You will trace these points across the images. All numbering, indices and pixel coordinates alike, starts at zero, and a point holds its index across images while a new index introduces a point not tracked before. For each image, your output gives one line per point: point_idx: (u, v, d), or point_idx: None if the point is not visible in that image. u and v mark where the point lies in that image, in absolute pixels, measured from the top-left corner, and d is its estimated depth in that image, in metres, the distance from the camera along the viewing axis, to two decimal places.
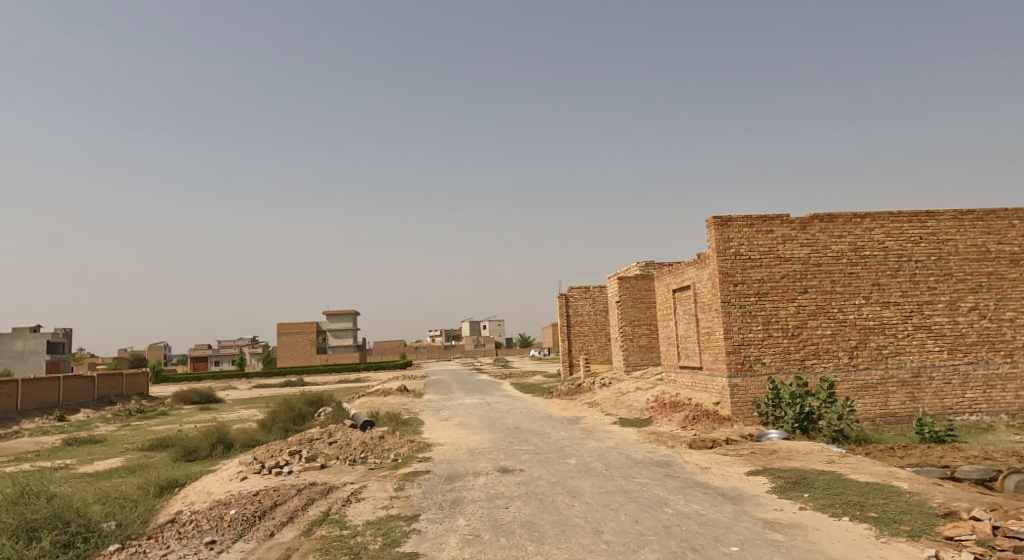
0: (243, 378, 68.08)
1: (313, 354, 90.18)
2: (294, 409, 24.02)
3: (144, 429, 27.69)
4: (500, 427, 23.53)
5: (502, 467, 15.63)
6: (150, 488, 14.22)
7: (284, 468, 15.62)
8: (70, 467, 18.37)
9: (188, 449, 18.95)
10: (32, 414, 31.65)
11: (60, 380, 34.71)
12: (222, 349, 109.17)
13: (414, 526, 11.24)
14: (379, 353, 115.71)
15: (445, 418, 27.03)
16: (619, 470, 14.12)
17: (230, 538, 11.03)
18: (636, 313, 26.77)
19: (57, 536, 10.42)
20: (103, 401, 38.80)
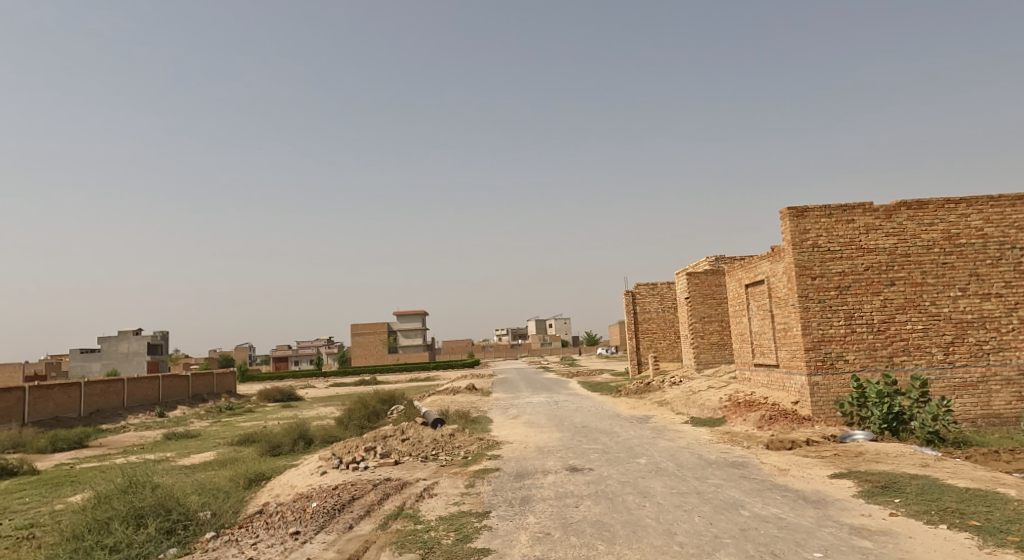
0: (321, 377, 70.33)
1: (385, 354, 92.20)
2: (368, 407, 24.56)
3: (233, 425, 29.01)
4: (568, 426, 23.35)
5: (571, 466, 15.44)
6: (240, 480, 14.81)
7: (360, 464, 15.93)
8: (168, 460, 19.39)
9: (272, 444, 19.66)
10: (135, 410, 33.76)
11: (159, 378, 36.87)
12: (301, 349, 113.22)
13: (486, 523, 11.22)
14: (448, 353, 117.51)
15: (514, 416, 27.07)
16: (691, 471, 13.75)
17: (313, 528, 11.33)
18: (706, 309, 26.02)
19: (161, 523, 11.25)
20: (198, 399, 40.93)
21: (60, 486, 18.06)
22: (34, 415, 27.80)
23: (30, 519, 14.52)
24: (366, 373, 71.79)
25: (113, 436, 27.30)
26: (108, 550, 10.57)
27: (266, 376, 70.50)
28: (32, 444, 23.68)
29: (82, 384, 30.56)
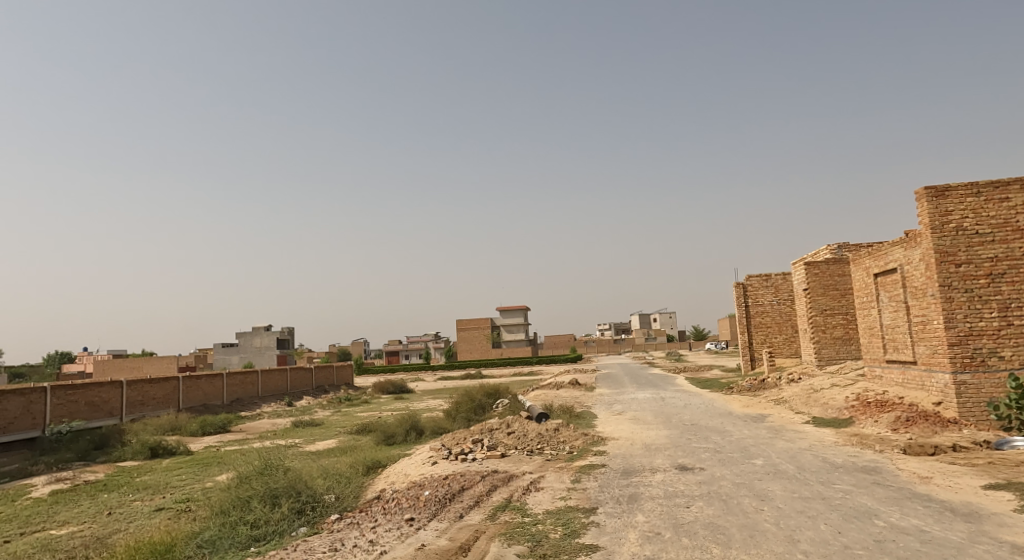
0: (430, 370, 72.24)
1: (489, 349, 93.42)
2: (474, 400, 24.83)
3: (352, 415, 30.22)
4: (676, 423, 22.52)
5: (681, 464, 14.78)
6: (359, 467, 15.39)
7: (468, 456, 15.99)
8: (297, 445, 20.38)
9: (387, 434, 20.23)
10: (270, 399, 36.46)
11: (287, 370, 39.27)
12: (409, 344, 116.89)
13: (593, 519, 10.88)
14: (550, 347, 117.64)
15: (619, 412, 26.45)
16: (815, 475, 12.75)
17: (425, 516, 11.52)
18: (828, 302, 24.33)
19: (293, 503, 12.16)
20: (321, 390, 43.28)
21: (209, 466, 19.39)
22: (187, 402, 30.38)
23: (185, 495, 15.72)
24: (471, 368, 73.07)
25: (250, 423, 29.23)
26: (248, 525, 11.60)
27: (379, 369, 73.21)
28: (187, 428, 25.70)
29: (224, 375, 33.19)
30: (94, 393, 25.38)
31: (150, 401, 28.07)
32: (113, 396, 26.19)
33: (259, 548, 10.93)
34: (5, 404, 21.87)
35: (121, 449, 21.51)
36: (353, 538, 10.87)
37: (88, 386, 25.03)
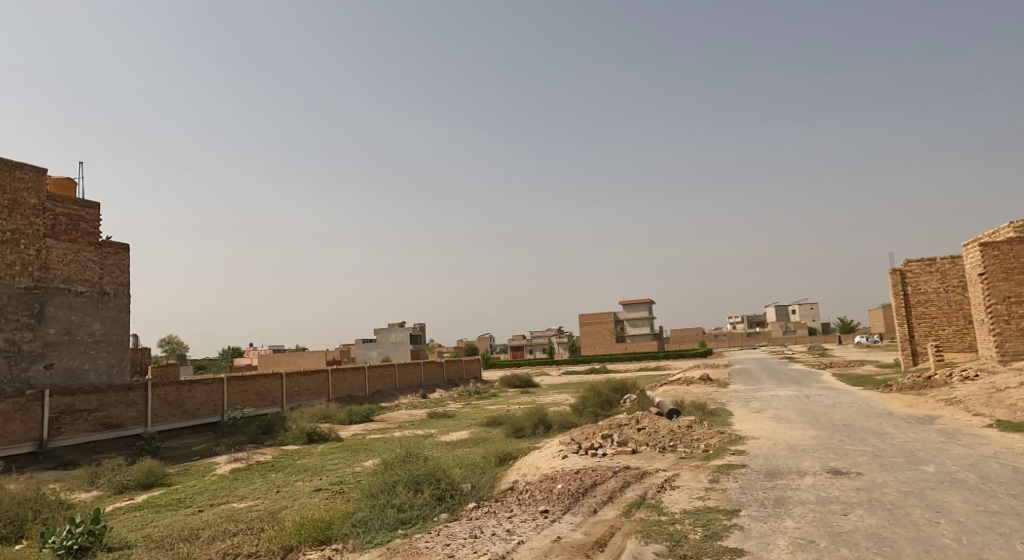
0: (556, 364, 72.29)
1: (613, 344, 92.06)
2: (601, 395, 24.30)
3: (482, 407, 30.64)
4: (825, 423, 20.81)
5: (834, 468, 13.52)
6: (492, 458, 15.47)
7: (599, 451, 15.51)
8: (432, 436, 20.86)
9: (516, 427, 20.20)
10: (407, 391, 37.97)
11: (421, 363, 40.68)
12: (533, 339, 117.74)
13: (736, 522, 10.18)
14: (678, 341, 114.25)
15: (758, 410, 24.90)
16: (1001, 486, 11.17)
17: (560, 509, 11.29)
18: (1011, 288, 21.51)
19: (434, 490, 12.37)
20: (452, 383, 44.48)
21: (357, 452, 20.27)
22: (336, 392, 32.18)
23: (339, 477, 16.47)
24: (596, 362, 72.32)
25: (390, 413, 30.45)
26: (395, 508, 11.82)
27: (505, 364, 74.20)
28: (337, 417, 27.19)
29: (367, 367, 34.89)
30: (261, 383, 27.44)
31: (305, 391, 30.00)
32: (275, 387, 28.17)
33: (406, 530, 11.15)
34: (191, 391, 24.05)
35: (283, 434, 23.04)
36: (492, 526, 10.84)
37: (256, 377, 27.08)
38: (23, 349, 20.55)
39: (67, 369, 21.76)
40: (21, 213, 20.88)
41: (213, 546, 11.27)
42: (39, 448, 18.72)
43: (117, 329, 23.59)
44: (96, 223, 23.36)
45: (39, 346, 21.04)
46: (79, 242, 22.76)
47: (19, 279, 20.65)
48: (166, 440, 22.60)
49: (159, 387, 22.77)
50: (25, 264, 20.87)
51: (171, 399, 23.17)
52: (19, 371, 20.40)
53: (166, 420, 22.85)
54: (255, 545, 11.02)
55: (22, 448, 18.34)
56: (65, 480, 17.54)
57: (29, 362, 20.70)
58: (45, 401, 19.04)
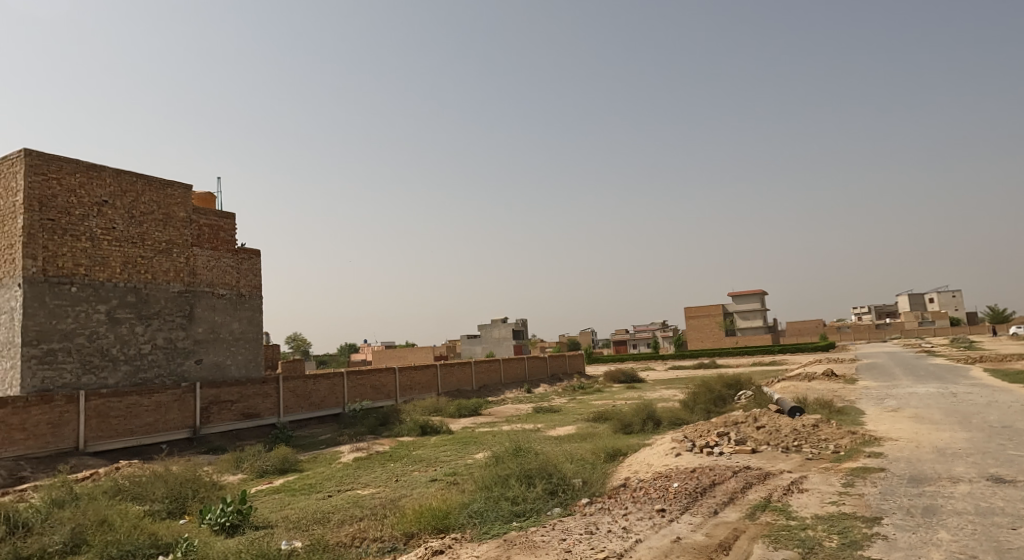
0: (663, 359, 70.18)
1: (723, 337, 88.25)
2: (713, 392, 22.72)
3: (588, 402, 29.88)
4: (978, 424, 18.46)
5: (994, 476, 11.72)
6: (602, 453, 14.69)
7: (715, 449, 14.38)
8: (540, 430, 20.38)
9: (624, 423, 19.36)
10: (512, 386, 37.90)
11: (526, 359, 40.48)
12: (639, 333, 115.27)
13: (878, 530, 8.95)
14: (796, 334, 108.08)
15: (894, 408, 22.58)
16: None
17: (678, 509, 10.37)
18: None
19: (546, 484, 11.79)
20: (555, 378, 43.97)
21: (468, 444, 20.12)
22: (444, 386, 32.48)
23: (452, 469, 16.31)
24: (706, 357, 69.52)
25: (497, 407, 30.34)
26: (508, 501, 11.34)
27: (610, 359, 72.89)
28: (447, 410, 27.36)
29: (474, 362, 35.06)
30: (376, 377, 28.07)
31: (416, 385, 30.46)
32: (389, 380, 28.71)
33: (520, 523, 10.62)
34: (316, 384, 24.92)
35: (399, 426, 23.36)
36: (607, 523, 10.10)
37: (372, 371, 27.72)
38: (178, 346, 21.99)
39: (213, 363, 23.17)
40: (172, 225, 22.33)
41: (342, 529, 11.26)
42: (194, 434, 19.99)
43: (252, 328, 24.97)
44: (233, 232, 24.67)
45: (191, 343, 22.44)
46: (220, 249, 24.08)
47: (173, 284, 22.12)
48: (297, 429, 23.53)
49: (289, 380, 23.71)
50: (177, 270, 22.32)
51: (300, 392, 24.11)
52: (175, 365, 21.86)
53: (296, 411, 23.82)
54: (379, 530, 10.91)
55: (180, 434, 19.63)
56: (216, 464, 18.58)
57: (182, 357, 22.14)
58: (198, 392, 20.26)
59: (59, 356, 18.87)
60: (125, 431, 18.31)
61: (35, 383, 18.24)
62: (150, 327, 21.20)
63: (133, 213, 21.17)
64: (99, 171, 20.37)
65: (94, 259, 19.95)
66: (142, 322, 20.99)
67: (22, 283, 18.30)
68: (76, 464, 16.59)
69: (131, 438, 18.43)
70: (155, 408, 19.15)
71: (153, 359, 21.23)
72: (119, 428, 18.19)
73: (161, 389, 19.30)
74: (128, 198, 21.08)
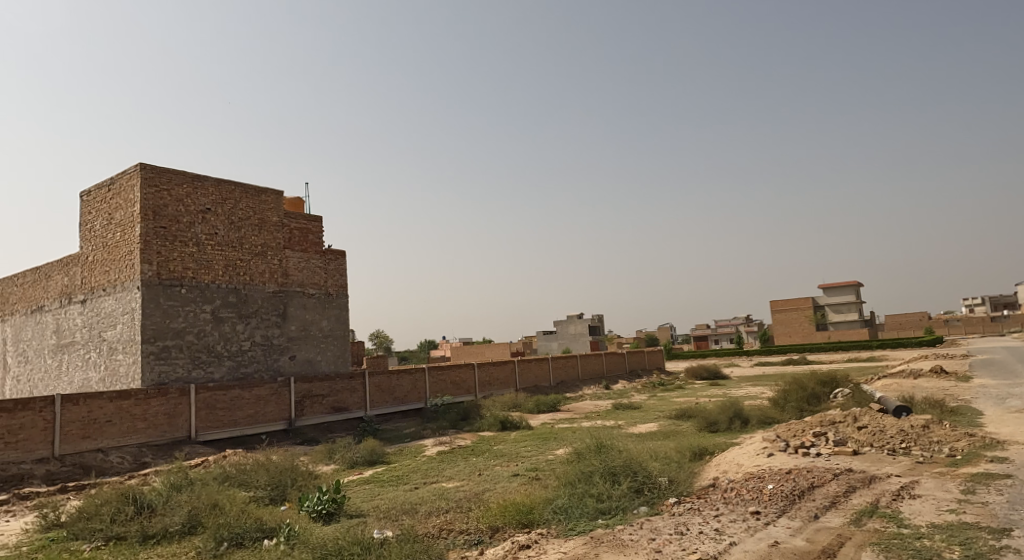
0: (749, 355, 67.41)
1: (814, 331, 84.04)
2: (806, 389, 21.07)
3: (669, 399, 28.89)
4: None
5: None
6: (687, 452, 13.94)
7: (810, 450, 13.34)
8: (619, 427, 19.68)
9: (709, 421, 18.45)
10: (590, 382, 37.27)
11: (604, 355, 39.77)
12: (724, 328, 111.59)
13: (1007, 543, 7.97)
14: (897, 328, 101.70)
15: (1013, 409, 20.56)
16: None
17: (774, 512, 9.62)
18: None
19: (631, 482, 11.20)
20: (635, 375, 43.00)
21: (548, 440, 19.77)
22: (522, 382, 32.26)
23: (534, 464, 15.98)
24: (797, 352, 66.34)
25: (575, 403, 29.85)
26: (593, 498, 10.85)
27: (693, 354, 70.71)
28: (526, 406, 27.12)
29: (551, 358, 34.66)
30: (456, 372, 28.13)
31: (495, 381, 30.39)
32: (468, 376, 28.73)
33: (606, 520, 10.10)
34: (399, 378, 25.17)
35: (479, 420, 23.28)
36: (698, 523, 9.45)
37: (453, 366, 27.82)
38: (274, 343, 22.75)
39: (306, 360, 23.84)
40: (268, 230, 23.07)
41: (430, 520, 11.21)
42: (289, 426, 20.61)
43: (341, 325, 25.36)
44: (322, 235, 25.15)
45: (285, 341, 23.15)
46: (310, 251, 24.62)
47: (268, 284, 22.85)
48: (382, 423, 23.89)
49: (374, 376, 24.08)
50: (272, 271, 23.05)
51: (385, 387, 24.45)
52: (272, 361, 22.64)
53: (383, 405, 24.19)
54: (464, 522, 10.71)
55: (277, 426, 20.30)
56: (310, 454, 19.06)
57: (278, 354, 22.89)
58: (293, 386, 20.90)
59: (172, 352, 19.89)
60: (229, 421, 19.06)
61: (152, 377, 19.31)
62: (249, 325, 22.03)
63: (233, 219, 22.02)
64: (203, 180, 21.30)
65: (201, 262, 20.93)
66: (242, 321, 21.84)
67: (141, 286, 19.43)
68: (188, 451, 17.42)
69: (235, 428, 19.17)
70: (255, 400, 19.83)
71: (252, 356, 22.06)
72: (224, 419, 18.96)
73: (261, 383, 19.96)
74: (228, 205, 21.92)
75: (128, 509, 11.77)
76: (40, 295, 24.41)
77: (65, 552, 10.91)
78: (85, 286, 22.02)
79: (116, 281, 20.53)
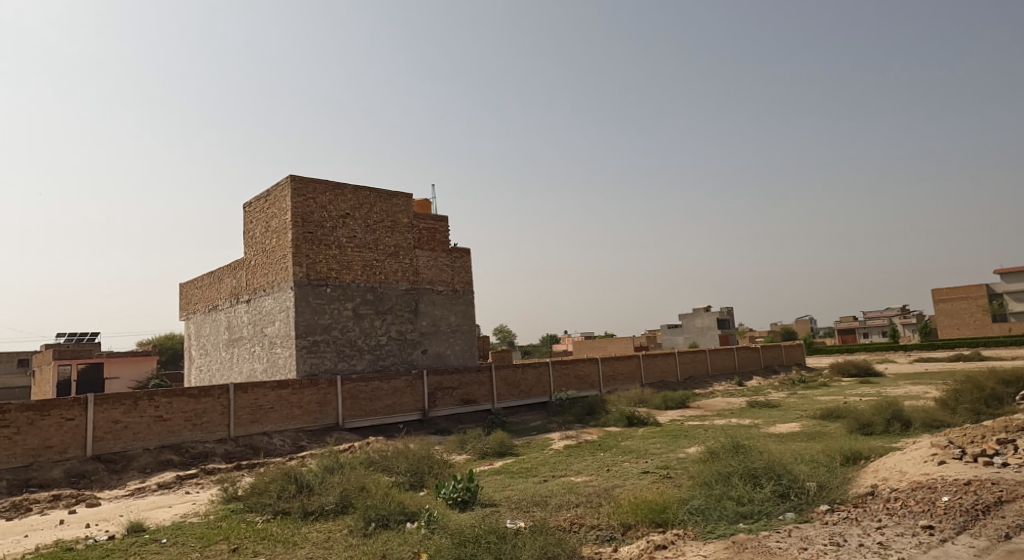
0: (906, 350, 62.18)
1: (986, 323, 76.11)
2: (984, 389, 19.27)
3: (811, 397, 27.47)
4: None
5: None
6: (837, 456, 13.38)
7: (993, 460, 11.85)
8: (758, 426, 19.22)
9: (862, 423, 17.57)
10: (721, 378, 36.34)
11: (734, 349, 38.61)
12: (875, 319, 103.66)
13: None
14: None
15: None
16: None
17: (951, 528, 9.15)
18: None
19: (776, 486, 10.91)
20: (771, 370, 41.34)
21: (678, 437, 19.59)
22: (648, 377, 32.04)
23: (664, 462, 15.99)
24: (964, 347, 60.45)
25: (706, 399, 29.22)
26: (733, 500, 10.71)
27: (839, 349, 66.46)
28: (653, 401, 26.93)
29: (678, 353, 34.16)
30: (581, 367, 28.44)
31: (620, 375, 30.39)
32: (592, 370, 28.98)
33: (749, 525, 10.01)
34: (524, 373, 25.88)
35: (606, 416, 23.47)
36: (857, 536, 9.17)
37: (577, 361, 28.14)
38: (407, 338, 24.19)
39: (437, 353, 25.11)
40: (399, 231, 24.52)
41: (561, 514, 11.63)
42: (423, 416, 21.88)
43: (467, 320, 26.44)
44: (448, 234, 26.32)
45: (417, 335, 24.54)
46: (437, 250, 25.87)
47: (400, 283, 24.29)
48: (510, 416, 24.69)
49: (500, 369, 24.92)
50: (404, 270, 24.49)
51: (510, 380, 25.22)
52: (406, 355, 24.09)
53: (509, 398, 25.00)
54: (596, 518, 11.08)
55: (412, 416, 21.63)
56: (444, 444, 20.17)
57: (412, 348, 24.31)
58: (426, 378, 22.13)
59: (322, 346, 21.74)
60: (371, 411, 20.55)
61: (305, 368, 21.21)
62: (385, 322, 23.60)
63: (369, 222, 23.62)
64: (343, 188, 23.02)
65: (342, 263, 22.69)
66: (379, 317, 23.44)
67: (293, 286, 21.39)
68: (338, 437, 19.04)
69: (376, 417, 20.64)
70: (392, 392, 21.24)
71: (389, 349, 23.62)
72: (366, 408, 20.47)
73: (397, 376, 21.35)
74: (364, 209, 23.53)
75: (291, 487, 13.18)
76: (215, 296, 27.43)
77: (244, 522, 12.44)
78: (249, 287, 24.48)
79: (274, 282, 22.70)
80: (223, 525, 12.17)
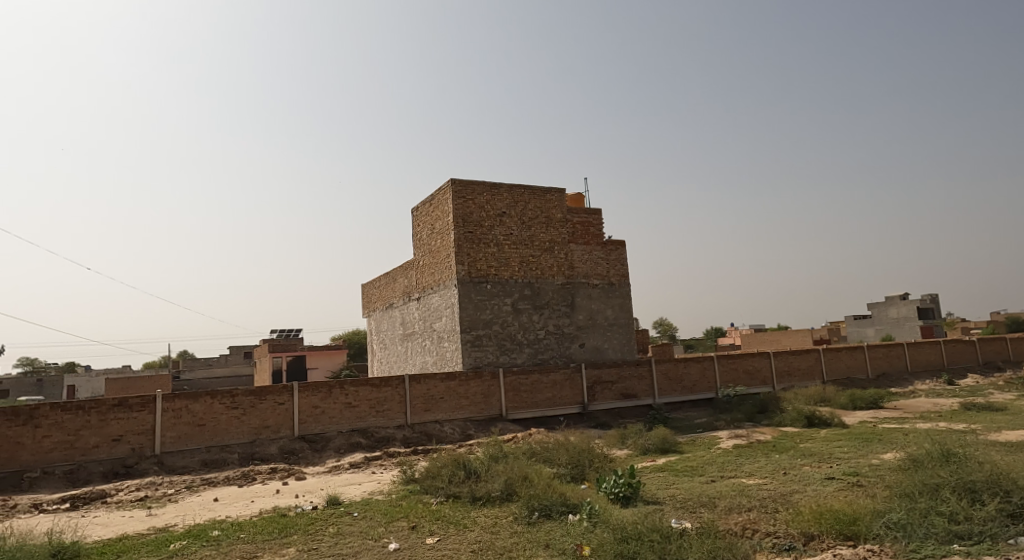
0: None
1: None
2: None
3: None
4: None
5: None
6: None
7: None
8: (977, 433, 17.47)
9: None
10: (922, 376, 33.25)
11: (940, 344, 35.18)
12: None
13: None
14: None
15: None
16: None
17: None
18: None
19: (1001, 504, 9.93)
20: (992, 367, 37.02)
21: (871, 442, 18.37)
22: (830, 373, 30.23)
23: (854, 468, 15.12)
24: None
25: (905, 400, 26.97)
26: (943, 516, 9.88)
27: None
28: (837, 400, 25.38)
29: (867, 348, 31.86)
30: (750, 362, 27.48)
31: (796, 371, 28.96)
32: (763, 365, 27.90)
33: (966, 547, 9.21)
34: (687, 368, 25.55)
35: (781, 415, 22.55)
36: None
37: (745, 356, 27.24)
38: (565, 332, 24.82)
39: (595, 347, 25.50)
40: (553, 226, 25.19)
41: (731, 517, 11.58)
42: (584, 409, 22.39)
43: (625, 314, 26.56)
44: (601, 227, 26.59)
45: (574, 329, 25.10)
46: (591, 244, 26.23)
47: (557, 277, 24.95)
48: (672, 411, 24.54)
49: (661, 363, 24.82)
50: (559, 265, 25.10)
51: (672, 375, 25.01)
52: (564, 348, 24.74)
53: (670, 393, 24.82)
54: (772, 524, 10.92)
55: (572, 409, 22.21)
56: (605, 438, 20.54)
57: (569, 342, 24.91)
58: (584, 371, 22.61)
59: (484, 340, 22.96)
60: (533, 403, 21.40)
61: (470, 360, 22.54)
62: (543, 316, 24.39)
63: (524, 220, 24.50)
64: (499, 188, 24.06)
65: (500, 260, 23.77)
66: (537, 312, 24.29)
67: (456, 284, 22.78)
68: (502, 427, 20.10)
69: (538, 409, 21.47)
70: (552, 385, 21.91)
71: (548, 343, 24.40)
72: (528, 400, 21.34)
73: (556, 369, 21.99)
74: (520, 208, 24.41)
75: (460, 473, 14.29)
76: (390, 295, 29.82)
77: (421, 502, 13.62)
78: (419, 286, 26.37)
79: (439, 280, 24.30)
80: (404, 503, 13.45)
